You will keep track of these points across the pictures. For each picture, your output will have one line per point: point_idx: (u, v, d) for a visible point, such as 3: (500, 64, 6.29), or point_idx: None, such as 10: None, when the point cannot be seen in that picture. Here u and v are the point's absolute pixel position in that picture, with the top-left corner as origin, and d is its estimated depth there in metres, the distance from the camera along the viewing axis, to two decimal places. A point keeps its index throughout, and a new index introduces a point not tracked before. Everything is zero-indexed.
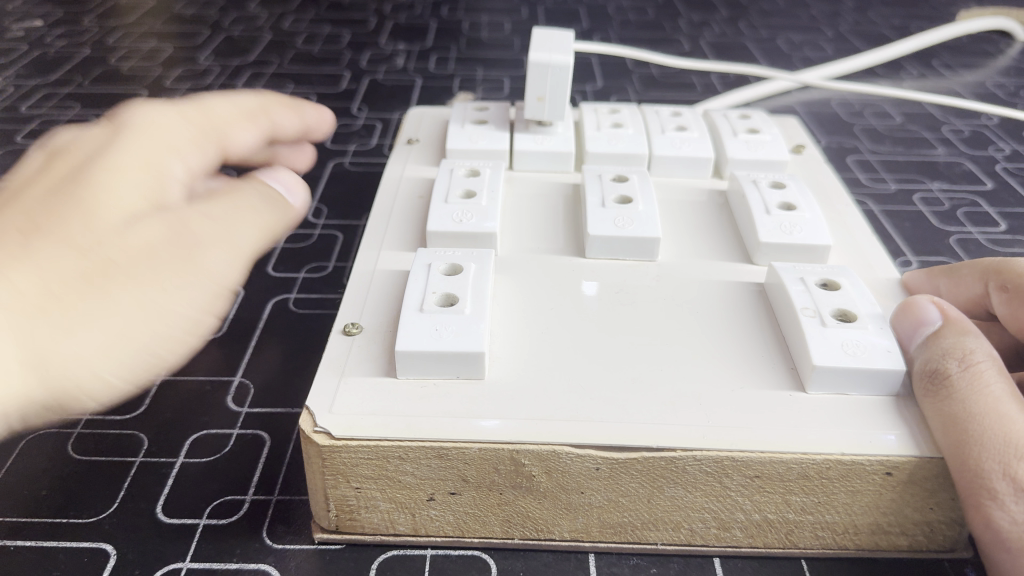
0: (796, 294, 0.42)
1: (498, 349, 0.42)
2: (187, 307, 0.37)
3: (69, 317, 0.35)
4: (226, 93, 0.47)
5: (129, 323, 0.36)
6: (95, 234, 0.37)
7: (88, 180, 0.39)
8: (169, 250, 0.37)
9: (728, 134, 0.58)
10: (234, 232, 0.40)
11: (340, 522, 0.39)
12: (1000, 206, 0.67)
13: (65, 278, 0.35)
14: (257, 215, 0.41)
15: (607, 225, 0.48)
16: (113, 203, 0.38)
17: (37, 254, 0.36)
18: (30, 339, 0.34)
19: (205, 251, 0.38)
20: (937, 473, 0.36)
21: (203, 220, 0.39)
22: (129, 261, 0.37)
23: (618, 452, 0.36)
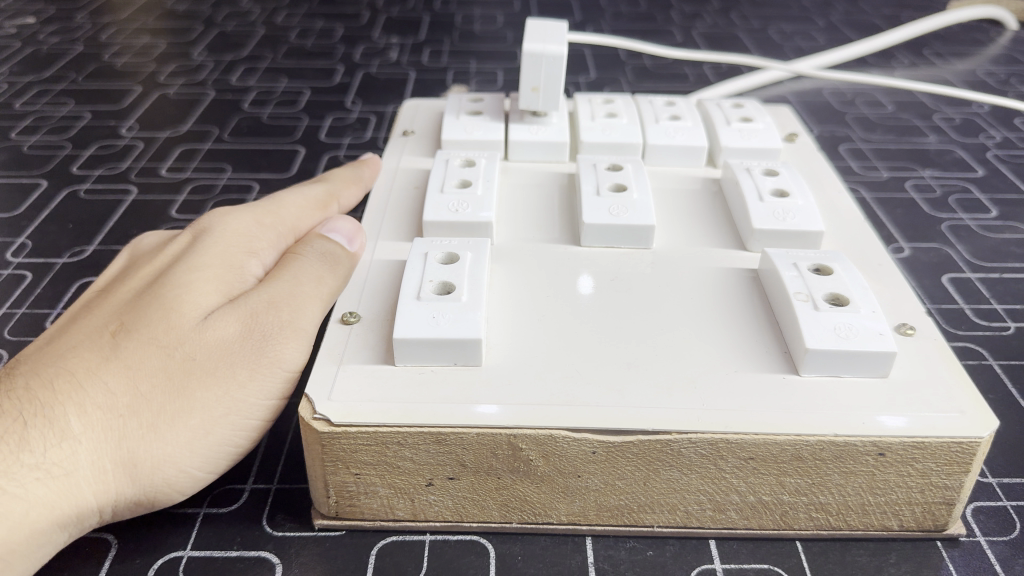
0: (789, 279, 0.43)
1: (494, 336, 0.42)
2: (264, 394, 0.39)
3: (158, 415, 0.38)
4: (295, 192, 0.51)
5: (212, 412, 0.38)
6: (175, 335, 0.40)
7: (171, 286, 0.42)
8: (247, 339, 0.40)
9: (721, 122, 0.59)
10: (303, 313, 0.41)
11: (340, 508, 0.39)
12: (991, 192, 0.67)
13: (154, 376, 0.39)
14: (323, 295, 0.43)
15: (602, 213, 0.49)
16: (193, 300, 0.41)
17: (124, 357, 0.39)
18: (124, 436, 0.38)
19: (278, 334, 0.40)
20: (929, 453, 0.37)
21: (273, 304, 0.41)
22: (208, 356, 0.39)
23: (614, 436, 0.37)
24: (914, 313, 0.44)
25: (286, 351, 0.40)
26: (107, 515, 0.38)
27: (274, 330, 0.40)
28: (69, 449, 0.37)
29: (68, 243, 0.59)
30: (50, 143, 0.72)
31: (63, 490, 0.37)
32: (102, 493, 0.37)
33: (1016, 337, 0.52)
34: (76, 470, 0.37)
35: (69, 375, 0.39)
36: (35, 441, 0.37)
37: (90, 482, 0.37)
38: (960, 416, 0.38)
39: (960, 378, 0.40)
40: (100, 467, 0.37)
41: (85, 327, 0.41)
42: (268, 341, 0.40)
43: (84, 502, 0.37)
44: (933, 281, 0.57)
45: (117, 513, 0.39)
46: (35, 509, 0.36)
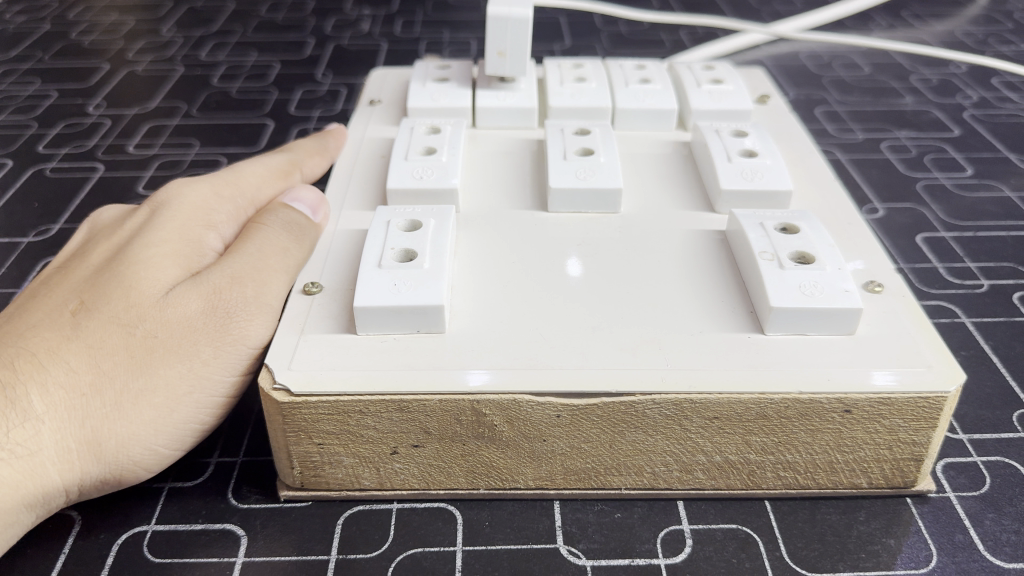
0: (755, 239, 0.42)
1: (459, 302, 0.42)
2: (229, 369, 0.39)
3: (120, 393, 0.37)
4: (253, 165, 0.51)
5: (176, 388, 0.38)
6: (135, 313, 0.39)
7: (131, 262, 0.41)
8: (209, 314, 0.39)
9: (691, 85, 0.58)
10: (266, 286, 0.41)
11: (305, 479, 0.39)
12: (967, 151, 0.67)
13: (115, 354, 0.38)
14: (289, 267, 0.43)
15: (568, 177, 0.48)
16: (154, 277, 0.40)
17: (85, 336, 0.39)
18: (86, 415, 0.37)
19: (241, 307, 0.39)
20: (896, 409, 0.37)
21: (237, 280, 0.40)
22: (170, 333, 0.38)
23: (577, 399, 0.36)
24: (883, 271, 0.44)
25: (251, 324, 0.39)
26: (73, 494, 0.38)
27: (236, 304, 0.39)
28: (33, 429, 0.37)
29: (33, 221, 0.59)
30: (16, 122, 0.71)
31: (28, 471, 0.36)
32: (67, 471, 0.37)
33: (989, 294, 0.52)
34: (41, 450, 0.37)
35: (29, 355, 0.38)
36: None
37: (56, 461, 0.37)
38: (926, 370, 0.37)
39: (926, 334, 0.40)
40: (65, 445, 0.37)
41: (45, 306, 0.41)
42: (231, 316, 0.39)
43: (53, 482, 0.37)
44: (908, 240, 0.57)
45: (83, 492, 0.38)
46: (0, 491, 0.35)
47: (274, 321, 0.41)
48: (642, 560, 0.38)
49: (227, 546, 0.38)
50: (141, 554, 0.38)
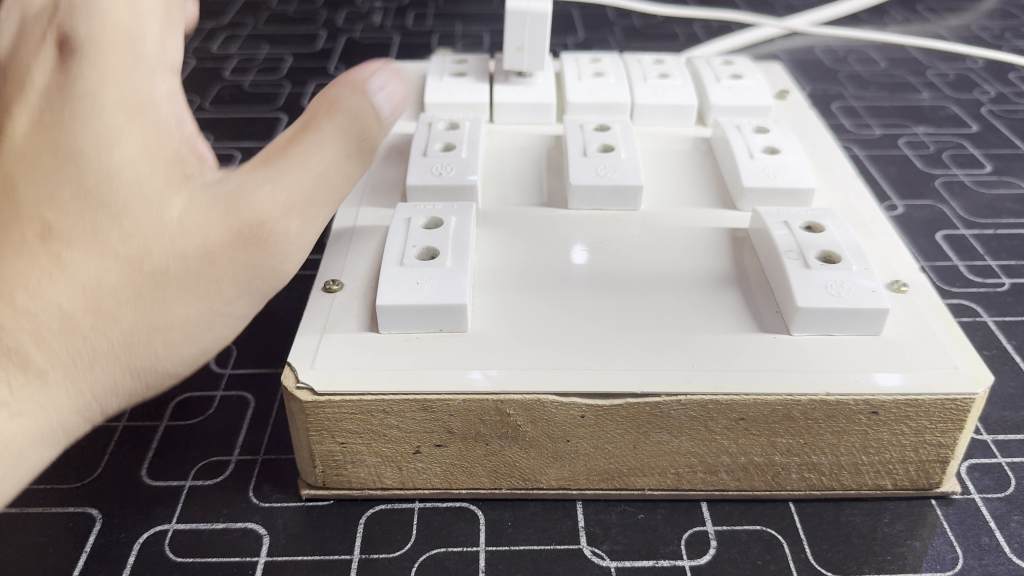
0: (779, 238, 0.42)
1: (481, 301, 0.41)
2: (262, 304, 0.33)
3: (130, 340, 0.30)
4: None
5: (200, 329, 0.31)
6: (131, 239, 0.29)
7: (99, 157, 0.29)
8: (240, 242, 0.31)
9: (710, 80, 0.57)
10: (316, 195, 0.32)
11: (327, 478, 0.39)
12: (986, 148, 0.66)
13: (116, 295, 0.29)
14: (354, 163, 0.33)
15: (588, 173, 0.48)
16: (120, 172, 0.29)
17: (58, 266, 0.28)
18: (84, 370, 0.30)
19: (320, 224, 0.32)
20: (923, 410, 0.36)
21: (280, 198, 0.31)
22: (184, 266, 0.30)
23: (602, 399, 0.36)
24: (907, 270, 0.43)
25: (291, 242, 0.32)
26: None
27: (280, 224, 0.31)
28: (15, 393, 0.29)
29: None
30: None
31: None
32: (74, 424, 0.31)
33: (1010, 293, 0.52)
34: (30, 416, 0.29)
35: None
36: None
37: (59, 415, 0.30)
38: (954, 372, 0.37)
39: (952, 334, 0.39)
40: (62, 401, 0.30)
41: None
42: (270, 238, 0.31)
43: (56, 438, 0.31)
44: (927, 237, 0.57)
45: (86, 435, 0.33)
46: None
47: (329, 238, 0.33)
48: (666, 561, 0.37)
49: (249, 545, 0.38)
50: (162, 553, 0.37)
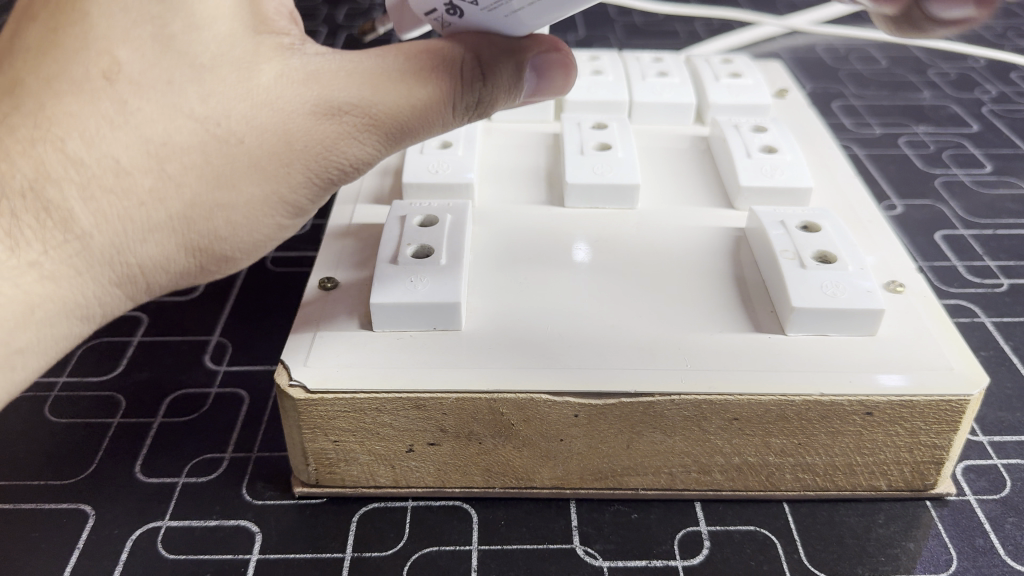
0: (775, 237, 0.42)
1: (475, 299, 0.41)
2: (311, 191, 0.38)
3: (199, 208, 0.35)
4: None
5: (256, 204, 0.37)
6: (212, 104, 0.34)
7: (194, 30, 0.33)
8: (310, 126, 0.35)
9: (710, 78, 0.57)
10: (405, 120, 0.36)
11: (320, 476, 0.39)
12: (987, 148, 0.66)
13: (187, 159, 0.34)
14: (457, 117, 0.38)
15: (585, 172, 0.48)
16: (211, 42, 0.34)
17: (140, 124, 0.33)
18: (152, 226, 0.35)
19: (390, 131, 0.37)
20: (918, 412, 0.36)
21: (362, 94, 0.35)
22: (256, 143, 0.35)
23: (595, 398, 0.36)
24: (903, 270, 0.43)
25: (362, 150, 0.37)
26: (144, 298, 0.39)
27: (355, 116, 0.36)
28: (81, 240, 0.34)
29: None
30: None
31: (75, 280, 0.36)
32: (129, 279, 0.37)
33: (1009, 294, 0.52)
34: (96, 261, 0.35)
35: (51, 138, 0.33)
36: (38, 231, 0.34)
37: (113, 269, 0.36)
38: (949, 373, 0.37)
39: (948, 335, 0.39)
40: (125, 257, 0.36)
41: (68, 56, 0.33)
42: (344, 130, 0.36)
43: (120, 292, 0.37)
44: (926, 237, 0.56)
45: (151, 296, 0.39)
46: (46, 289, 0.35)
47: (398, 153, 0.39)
48: (659, 561, 0.37)
49: (241, 543, 0.38)
50: (155, 550, 0.37)
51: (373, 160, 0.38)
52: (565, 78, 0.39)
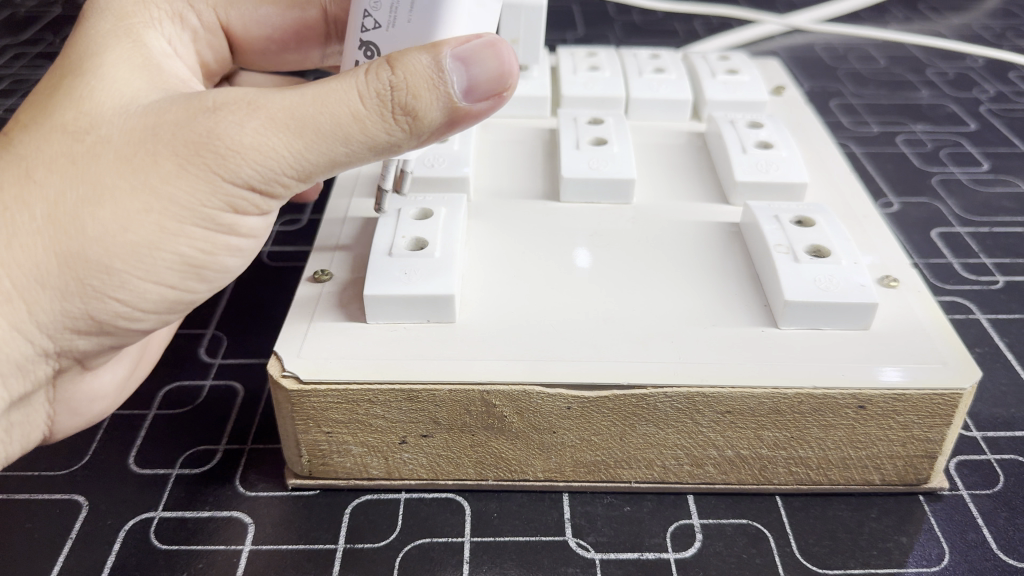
0: (770, 232, 0.42)
1: (469, 292, 0.41)
2: (197, 191, 0.33)
3: (61, 207, 0.32)
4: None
5: (128, 201, 0.33)
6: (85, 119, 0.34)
7: (86, 72, 0.36)
8: (183, 116, 0.33)
9: (707, 75, 0.57)
10: (293, 108, 0.33)
11: (313, 467, 0.39)
12: (984, 146, 0.66)
13: (52, 163, 0.33)
14: (364, 107, 0.33)
15: (581, 167, 0.48)
16: (96, 82, 0.35)
17: (17, 146, 0.33)
18: (15, 234, 0.32)
19: (277, 117, 0.33)
20: (910, 405, 0.36)
21: (239, 89, 0.33)
22: (123, 138, 0.33)
23: (588, 391, 0.36)
24: (898, 265, 0.43)
25: (248, 138, 0.33)
26: (44, 339, 0.35)
27: (229, 103, 0.33)
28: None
29: None
30: None
31: None
32: (7, 304, 0.33)
33: (1004, 291, 0.52)
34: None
35: None
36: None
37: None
38: (942, 367, 0.37)
39: (942, 329, 0.39)
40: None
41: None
42: (220, 118, 0.33)
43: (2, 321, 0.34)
44: (922, 235, 0.56)
45: (49, 334, 0.35)
46: None
47: (302, 153, 0.34)
48: (651, 553, 0.37)
49: (234, 534, 0.38)
50: (147, 540, 0.37)
51: (270, 158, 0.33)
52: (501, 60, 0.34)
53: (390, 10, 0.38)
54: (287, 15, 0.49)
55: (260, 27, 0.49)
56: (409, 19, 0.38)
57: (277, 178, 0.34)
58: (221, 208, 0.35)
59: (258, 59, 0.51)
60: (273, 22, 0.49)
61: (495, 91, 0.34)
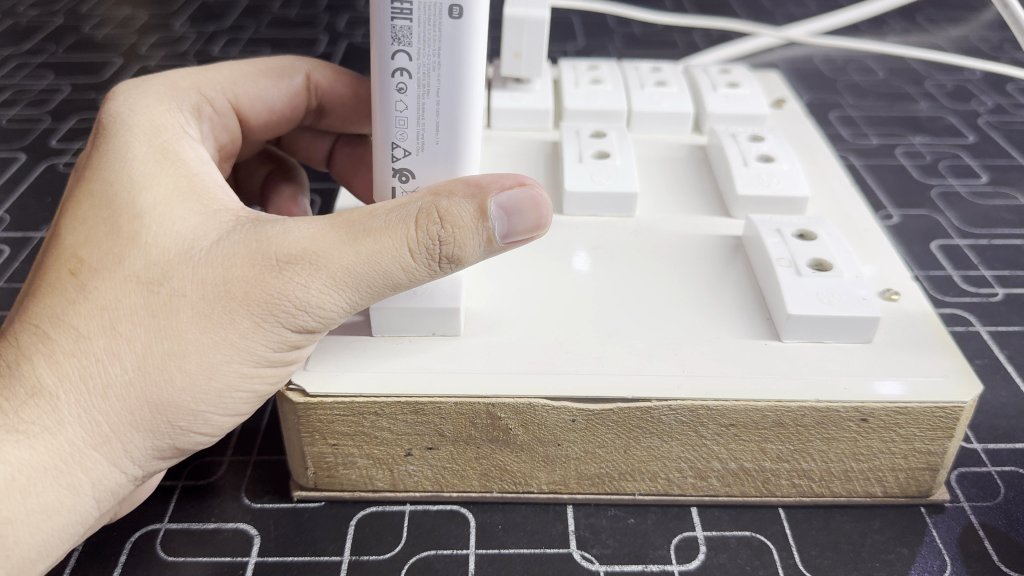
0: (772, 246, 0.42)
1: (475, 305, 0.42)
2: (270, 343, 0.34)
3: (151, 361, 0.33)
4: (240, 60, 0.46)
5: (213, 355, 0.34)
6: (156, 268, 0.33)
7: (141, 206, 0.34)
8: (253, 272, 0.33)
9: (707, 88, 0.58)
10: (351, 266, 0.33)
11: (319, 479, 0.39)
12: (982, 158, 0.66)
13: (133, 317, 0.33)
14: (414, 261, 0.34)
15: (584, 181, 0.48)
16: (154, 220, 0.34)
17: (93, 295, 0.33)
18: (109, 386, 0.33)
19: (340, 276, 0.33)
20: (913, 418, 0.37)
21: (302, 239, 0.33)
22: (198, 292, 0.33)
23: (592, 404, 0.36)
24: (899, 278, 0.43)
25: (314, 298, 0.34)
26: (134, 470, 0.35)
27: (296, 262, 0.33)
28: (48, 407, 0.33)
29: (48, 217, 0.59)
30: (29, 116, 0.71)
31: (53, 452, 0.33)
32: (104, 446, 0.34)
33: (1004, 303, 0.52)
34: (68, 428, 0.33)
35: (33, 328, 0.33)
36: (7, 401, 0.33)
37: (85, 436, 0.34)
38: (944, 380, 0.37)
39: (942, 341, 0.40)
40: (92, 419, 0.33)
41: (49, 257, 0.35)
42: (289, 279, 0.33)
43: (99, 461, 0.34)
44: (922, 247, 0.57)
45: (137, 466, 0.35)
46: (23, 472, 0.33)
47: (361, 302, 0.35)
48: (655, 566, 0.37)
49: (239, 546, 0.38)
50: (154, 552, 0.38)
51: (334, 309, 0.34)
52: (540, 213, 0.34)
53: (418, 138, 0.35)
54: (284, 88, 0.47)
55: (263, 103, 0.47)
56: (436, 143, 0.35)
57: (336, 321, 0.36)
58: (290, 351, 0.36)
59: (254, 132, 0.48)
60: (274, 97, 0.47)
61: (532, 232, 0.34)
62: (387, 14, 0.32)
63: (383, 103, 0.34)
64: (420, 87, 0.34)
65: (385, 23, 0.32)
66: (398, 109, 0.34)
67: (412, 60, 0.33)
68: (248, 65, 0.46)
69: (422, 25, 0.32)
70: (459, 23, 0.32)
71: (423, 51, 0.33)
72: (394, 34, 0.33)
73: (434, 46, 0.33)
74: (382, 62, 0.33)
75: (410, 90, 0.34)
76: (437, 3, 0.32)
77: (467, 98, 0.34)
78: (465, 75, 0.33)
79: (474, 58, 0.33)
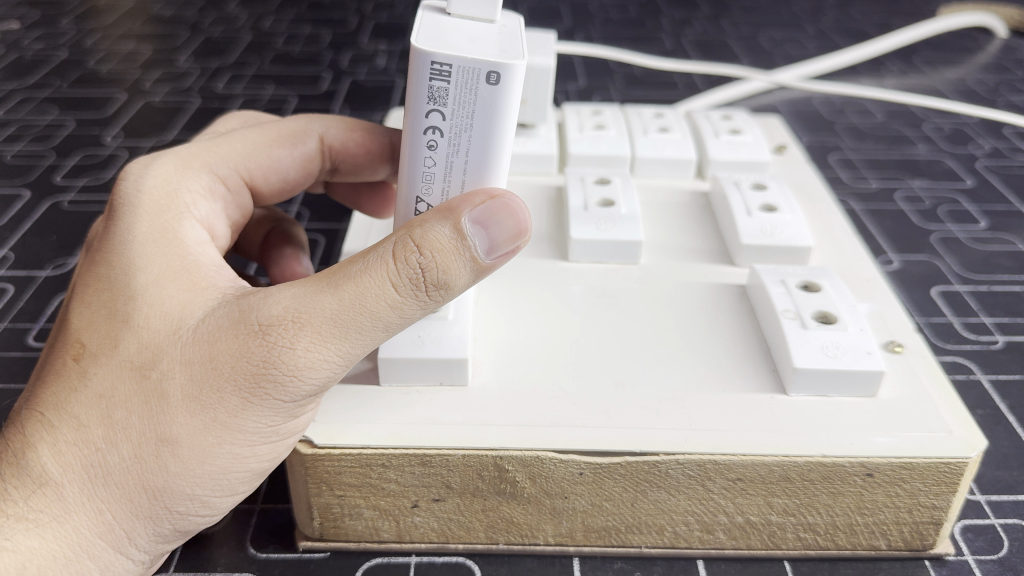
0: (777, 296, 0.43)
1: (481, 354, 0.42)
2: (262, 417, 0.34)
3: (145, 447, 0.33)
4: (249, 128, 0.46)
5: (205, 437, 0.33)
6: (148, 353, 0.33)
7: (135, 289, 0.35)
8: (236, 345, 0.33)
9: (710, 135, 0.58)
10: (334, 315, 0.33)
11: (325, 530, 0.39)
12: (980, 203, 0.67)
13: (126, 403, 0.33)
14: (401, 295, 0.33)
15: (588, 229, 0.48)
16: (146, 304, 0.34)
17: (93, 383, 0.33)
18: (109, 473, 0.33)
19: (326, 328, 0.33)
20: (917, 473, 0.37)
21: (283, 303, 0.33)
22: (186, 374, 0.33)
23: (601, 457, 0.36)
24: (903, 330, 0.44)
25: (304, 356, 0.33)
26: (140, 555, 0.36)
27: (278, 325, 0.33)
28: (54, 496, 0.33)
29: (51, 256, 0.59)
30: (33, 152, 0.71)
31: (59, 539, 0.34)
32: (109, 534, 0.34)
33: (1004, 351, 0.52)
34: (75, 516, 0.34)
35: (37, 416, 0.34)
36: (15, 490, 0.34)
37: (89, 525, 0.34)
38: (948, 436, 0.37)
39: (946, 395, 0.40)
40: (95, 507, 0.34)
41: (58, 344, 0.35)
42: (273, 343, 0.33)
43: (105, 548, 0.35)
44: (922, 293, 0.57)
45: (143, 552, 0.36)
46: (35, 562, 0.33)
47: (354, 355, 0.34)
48: None
49: None
50: None
51: (326, 366, 0.34)
52: (517, 218, 0.33)
53: (443, 194, 0.36)
54: (297, 155, 0.47)
55: (276, 174, 0.47)
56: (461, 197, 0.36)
57: (330, 385, 0.35)
58: (286, 423, 0.35)
59: (271, 202, 0.48)
60: (286, 165, 0.47)
61: (515, 242, 0.34)
62: (425, 76, 0.32)
63: (413, 158, 0.35)
64: (450, 146, 0.34)
65: (422, 84, 0.32)
66: (426, 165, 0.35)
67: (445, 120, 0.33)
68: (258, 134, 0.46)
69: (459, 88, 0.32)
70: (496, 90, 0.32)
71: (458, 112, 0.33)
72: (431, 95, 0.32)
73: (468, 109, 0.33)
74: (415, 119, 0.34)
75: (441, 149, 0.34)
76: (476, 69, 0.31)
77: (496, 157, 0.34)
78: (496, 135, 0.34)
79: (505, 122, 0.33)
